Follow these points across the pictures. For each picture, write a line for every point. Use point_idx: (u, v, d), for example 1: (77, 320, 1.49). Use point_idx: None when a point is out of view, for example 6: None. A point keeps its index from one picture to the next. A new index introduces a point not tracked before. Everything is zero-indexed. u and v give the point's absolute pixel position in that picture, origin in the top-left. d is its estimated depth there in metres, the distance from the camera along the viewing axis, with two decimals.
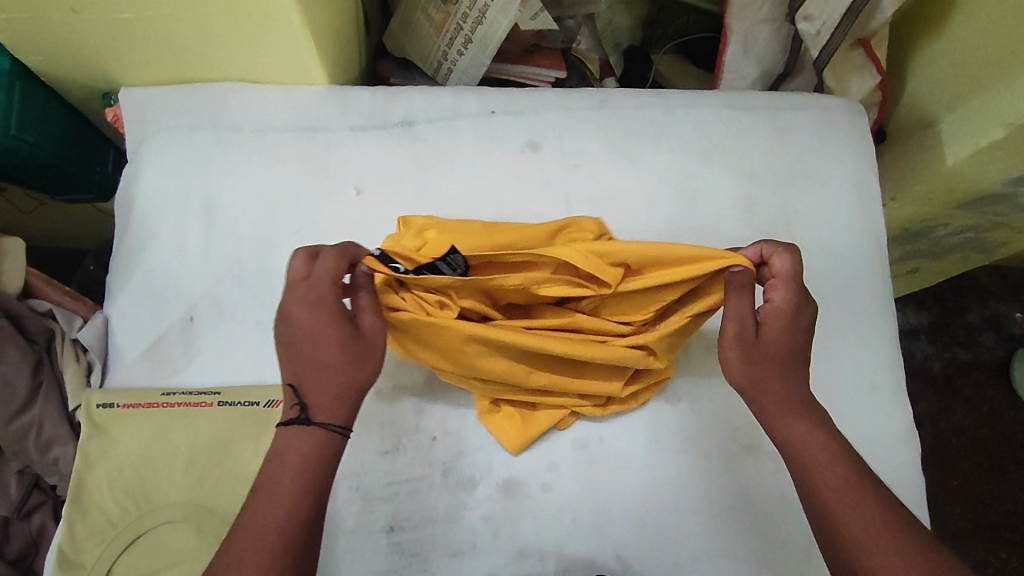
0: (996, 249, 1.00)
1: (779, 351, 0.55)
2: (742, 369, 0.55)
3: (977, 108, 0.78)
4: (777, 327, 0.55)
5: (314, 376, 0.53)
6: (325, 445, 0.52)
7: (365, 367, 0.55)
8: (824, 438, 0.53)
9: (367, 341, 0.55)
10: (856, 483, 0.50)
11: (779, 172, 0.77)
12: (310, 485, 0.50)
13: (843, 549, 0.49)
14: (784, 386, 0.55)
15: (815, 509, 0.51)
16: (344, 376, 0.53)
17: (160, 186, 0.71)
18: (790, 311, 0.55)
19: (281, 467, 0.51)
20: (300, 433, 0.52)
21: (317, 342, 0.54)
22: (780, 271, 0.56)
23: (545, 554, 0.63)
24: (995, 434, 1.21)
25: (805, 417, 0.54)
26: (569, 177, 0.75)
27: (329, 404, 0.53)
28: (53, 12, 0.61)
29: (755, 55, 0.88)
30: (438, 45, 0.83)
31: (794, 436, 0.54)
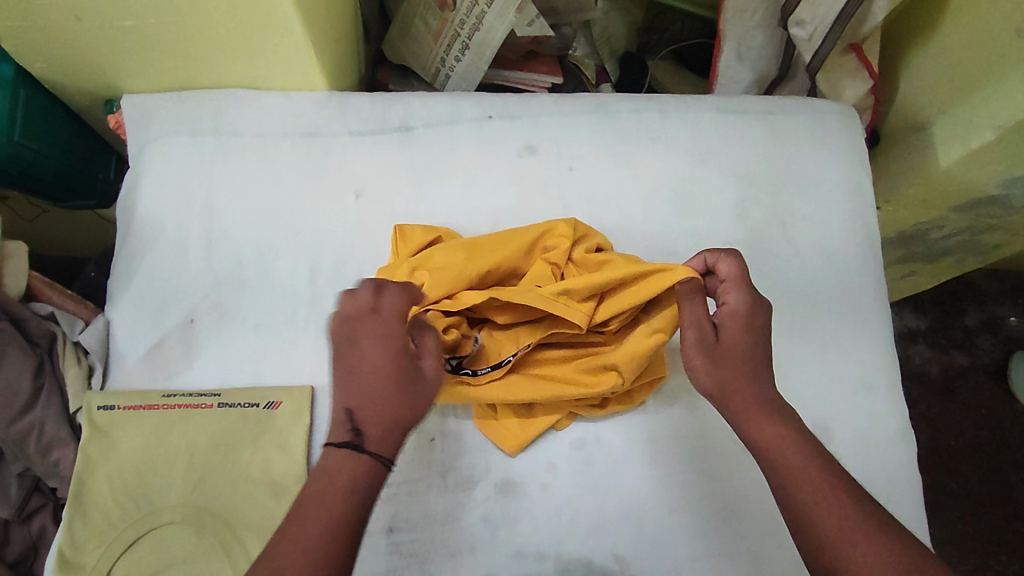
0: (992, 251, 1.01)
1: (741, 353, 0.54)
2: (709, 370, 0.54)
3: (967, 110, 0.79)
4: (735, 328, 0.55)
5: (371, 406, 0.48)
6: (375, 473, 0.47)
7: (422, 408, 0.51)
8: (797, 437, 0.50)
9: (428, 384, 0.51)
10: (831, 482, 0.48)
11: (774, 174, 0.78)
12: (358, 512, 0.45)
13: (822, 555, 0.46)
14: (751, 386, 0.53)
15: (790, 513, 0.48)
16: (404, 411, 0.49)
17: (161, 191, 0.72)
18: (745, 310, 0.56)
19: (327, 481, 0.46)
20: (351, 461, 0.47)
21: (382, 370, 0.49)
22: (729, 275, 0.58)
23: (544, 554, 0.63)
24: (994, 437, 1.21)
25: (777, 416, 0.52)
26: (566, 181, 0.76)
27: (384, 437, 0.48)
28: (57, 20, 0.62)
29: (750, 60, 0.90)
30: (436, 52, 0.85)
31: (766, 437, 0.51)
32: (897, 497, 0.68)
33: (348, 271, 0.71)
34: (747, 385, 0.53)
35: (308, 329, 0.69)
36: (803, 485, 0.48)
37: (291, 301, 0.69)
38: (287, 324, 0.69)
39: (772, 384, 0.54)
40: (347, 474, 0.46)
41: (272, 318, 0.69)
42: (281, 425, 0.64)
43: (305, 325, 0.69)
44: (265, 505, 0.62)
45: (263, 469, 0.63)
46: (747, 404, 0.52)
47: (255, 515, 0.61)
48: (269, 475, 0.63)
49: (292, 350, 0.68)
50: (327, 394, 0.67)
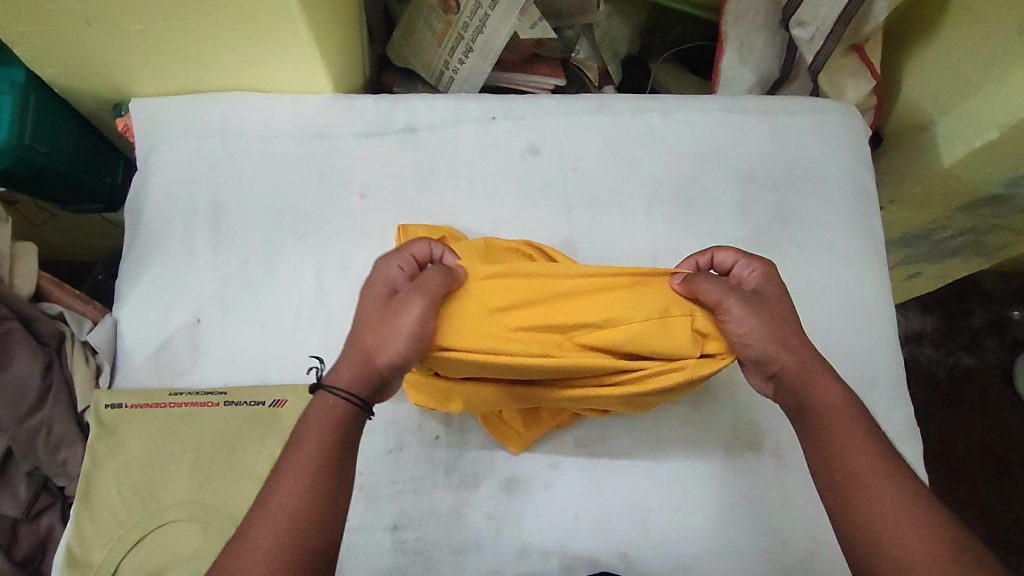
0: (997, 252, 1.01)
1: (785, 312, 0.56)
2: (769, 326, 0.54)
3: (970, 110, 0.80)
4: (776, 291, 0.57)
5: (350, 339, 0.54)
6: (339, 419, 0.49)
7: (388, 339, 0.52)
8: (856, 408, 0.51)
9: (398, 311, 0.52)
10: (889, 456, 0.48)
11: (776, 174, 0.78)
12: (320, 468, 0.47)
13: (870, 514, 0.46)
14: (809, 354, 0.54)
15: (843, 473, 0.49)
16: (367, 339, 0.52)
17: (169, 193, 0.73)
18: (773, 277, 0.58)
19: (292, 446, 0.48)
20: (324, 408, 0.49)
21: (362, 304, 0.55)
22: (732, 259, 0.60)
23: (549, 551, 0.63)
24: (1002, 439, 1.20)
25: (837, 386, 0.53)
26: (569, 181, 0.76)
27: (351, 371, 0.51)
28: (68, 25, 0.63)
29: (752, 62, 0.90)
30: (439, 55, 0.85)
31: (827, 401, 0.52)
32: None
33: (353, 271, 0.71)
34: (804, 351, 0.54)
35: (313, 328, 0.69)
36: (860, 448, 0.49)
37: (296, 301, 0.70)
38: (292, 323, 0.69)
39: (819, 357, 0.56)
40: (313, 429, 0.48)
41: (278, 317, 0.69)
42: (286, 422, 0.65)
43: (310, 325, 0.69)
44: None
45: (269, 467, 0.63)
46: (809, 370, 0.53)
47: None
48: None
49: (297, 349, 0.68)
50: None
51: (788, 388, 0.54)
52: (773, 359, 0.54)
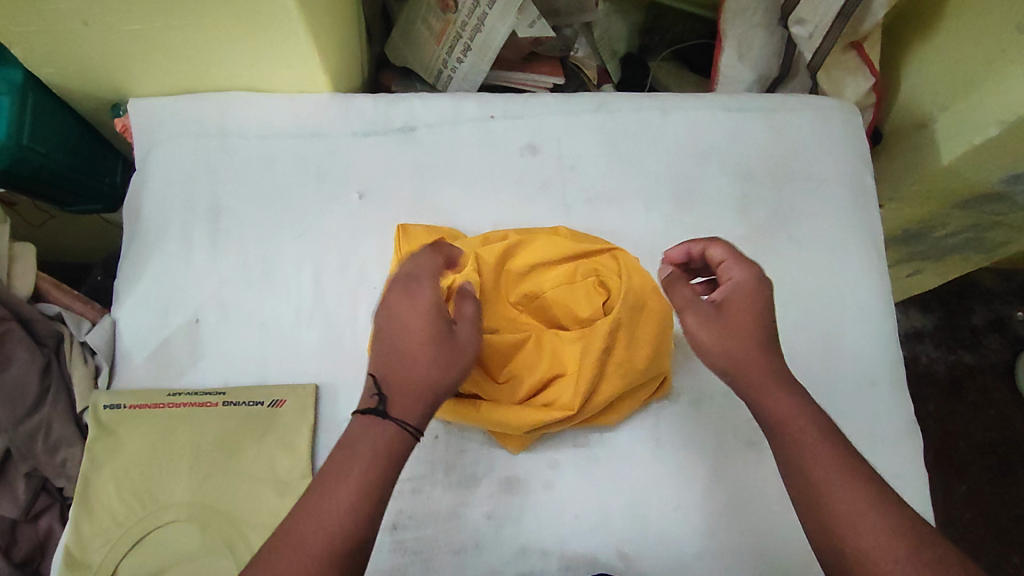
0: (998, 250, 1.01)
1: (749, 324, 0.54)
2: (720, 341, 0.54)
3: (969, 108, 0.79)
4: (746, 299, 0.55)
5: (396, 363, 0.51)
6: (396, 443, 0.48)
7: (452, 371, 0.52)
8: (811, 412, 0.51)
9: (460, 346, 0.53)
10: (846, 459, 0.48)
11: (776, 172, 0.78)
12: (380, 479, 0.46)
13: (832, 524, 0.47)
14: (762, 363, 0.53)
15: (800, 482, 0.49)
16: (423, 374, 0.51)
17: (167, 193, 0.73)
18: (750, 283, 0.55)
19: (343, 460, 0.47)
20: (373, 426, 0.48)
21: (406, 329, 0.52)
22: (723, 257, 0.58)
23: (548, 551, 0.63)
24: (1003, 437, 1.20)
25: (791, 393, 0.52)
26: (568, 179, 0.76)
27: (407, 401, 0.50)
28: (65, 25, 0.63)
29: (750, 59, 0.90)
30: (438, 54, 0.85)
31: (778, 412, 0.51)
32: (904, 494, 0.67)
33: (352, 271, 0.71)
34: (761, 358, 0.53)
35: (312, 328, 0.69)
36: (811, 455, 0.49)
37: (294, 300, 0.70)
38: (291, 323, 0.69)
39: (783, 362, 0.54)
40: (374, 444, 0.48)
41: (277, 317, 0.69)
42: (285, 423, 0.65)
43: (309, 325, 0.69)
44: (270, 503, 0.62)
45: (268, 467, 0.63)
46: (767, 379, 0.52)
47: (260, 513, 0.62)
48: (274, 473, 0.63)
49: (296, 349, 0.68)
50: (330, 392, 0.67)
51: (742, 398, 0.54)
52: (719, 369, 0.54)
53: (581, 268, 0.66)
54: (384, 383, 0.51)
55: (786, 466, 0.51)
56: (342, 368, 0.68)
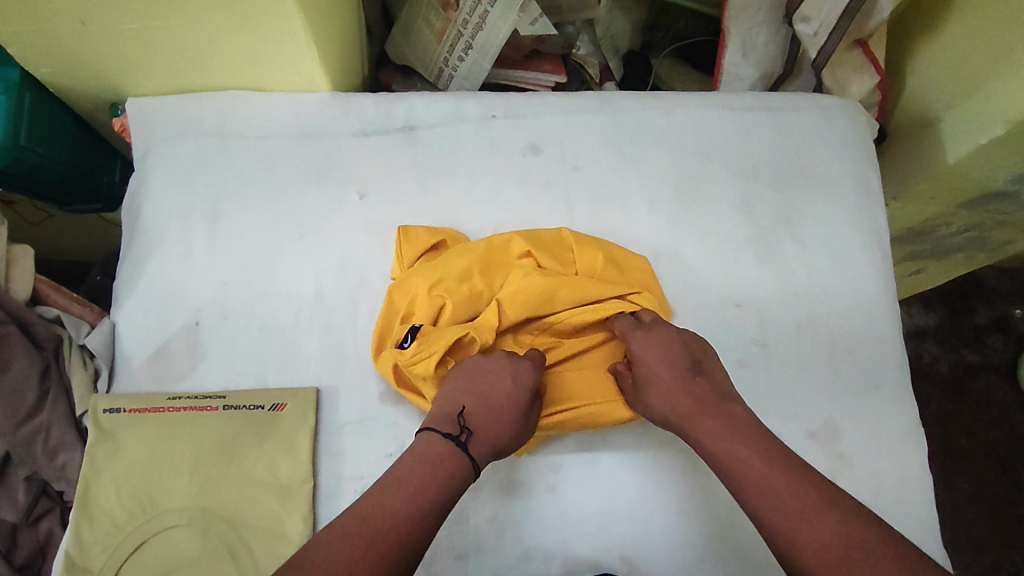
0: (1002, 249, 1.00)
1: (657, 377, 0.59)
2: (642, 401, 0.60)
3: (973, 106, 0.78)
4: (649, 354, 0.61)
5: (485, 416, 0.57)
6: (463, 475, 0.53)
7: (515, 445, 0.59)
8: (746, 432, 0.54)
9: (527, 429, 0.60)
10: (781, 471, 0.50)
11: (780, 171, 0.77)
12: (434, 502, 0.50)
13: (779, 539, 0.47)
14: (682, 403, 0.57)
15: (746, 503, 0.50)
16: (502, 438, 0.57)
17: (166, 194, 0.72)
18: (646, 343, 0.62)
19: (425, 471, 0.51)
20: (451, 453, 0.54)
21: (500, 392, 0.58)
22: (623, 327, 0.65)
23: (550, 555, 0.63)
24: (1006, 437, 1.20)
25: (721, 416, 0.55)
26: (570, 179, 0.75)
27: (483, 446, 0.56)
28: (62, 24, 0.62)
29: (755, 57, 0.89)
30: (439, 52, 0.85)
31: (708, 443, 0.54)
32: (907, 498, 0.67)
33: (352, 273, 0.71)
34: (677, 405, 0.57)
35: (313, 330, 0.68)
36: (747, 471, 0.51)
37: (295, 303, 0.69)
38: (291, 325, 0.69)
39: (706, 391, 0.57)
40: (453, 467, 0.53)
41: (278, 319, 0.69)
42: (286, 426, 0.64)
43: (310, 327, 0.68)
44: (270, 508, 0.62)
45: (269, 471, 0.63)
46: (691, 402, 0.57)
47: (261, 518, 0.61)
48: (274, 478, 0.63)
49: (297, 352, 0.68)
50: (331, 395, 0.66)
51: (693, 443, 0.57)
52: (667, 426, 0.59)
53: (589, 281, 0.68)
54: (471, 424, 0.56)
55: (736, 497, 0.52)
56: (343, 372, 0.67)
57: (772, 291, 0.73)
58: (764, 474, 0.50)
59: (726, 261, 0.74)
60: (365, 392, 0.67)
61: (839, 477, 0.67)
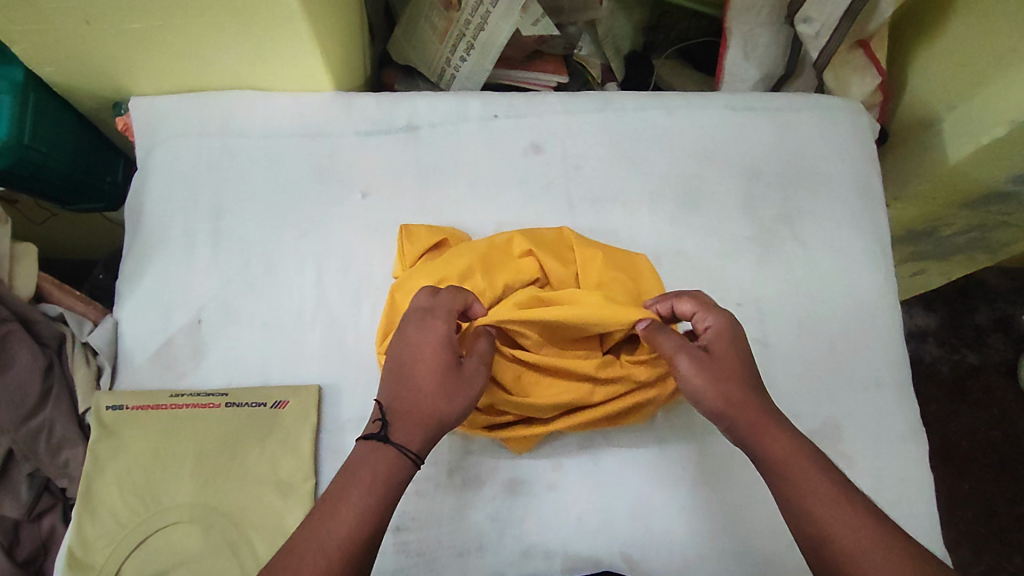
0: (1003, 250, 1.00)
1: (733, 367, 0.55)
2: (709, 387, 0.54)
3: (973, 107, 0.79)
4: (725, 345, 0.56)
5: (403, 395, 0.52)
6: (397, 470, 0.49)
7: (459, 405, 0.52)
8: (813, 459, 0.50)
9: (467, 378, 0.53)
10: (849, 505, 0.47)
11: (781, 171, 0.77)
12: (378, 507, 0.47)
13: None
14: (757, 406, 0.53)
15: (810, 528, 0.47)
16: (435, 404, 0.51)
17: (169, 193, 0.72)
18: (726, 331, 0.57)
19: (347, 480, 0.48)
20: (377, 452, 0.49)
21: (414, 362, 0.53)
22: (693, 308, 0.59)
23: (551, 553, 0.63)
24: (1008, 437, 1.20)
25: (789, 434, 0.52)
26: (572, 179, 0.75)
27: (411, 429, 0.51)
28: (66, 24, 0.62)
29: (756, 59, 0.88)
30: (441, 52, 0.85)
31: (779, 453, 0.51)
32: (909, 497, 0.67)
33: (354, 272, 0.71)
34: (753, 405, 0.53)
35: (315, 328, 0.69)
36: (819, 503, 0.47)
37: (298, 301, 0.69)
38: (293, 324, 0.69)
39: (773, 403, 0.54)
40: (376, 467, 0.48)
41: (280, 318, 0.69)
42: (288, 424, 0.64)
43: (311, 326, 0.69)
44: (272, 504, 0.62)
45: (271, 469, 0.63)
46: (759, 410, 0.53)
47: (262, 515, 0.62)
48: (276, 475, 0.63)
49: (299, 350, 0.68)
50: (333, 393, 0.67)
51: (741, 443, 0.53)
52: (722, 417, 0.53)
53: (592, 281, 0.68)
54: (390, 410, 0.52)
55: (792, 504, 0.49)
56: (346, 369, 0.68)
57: (774, 290, 0.73)
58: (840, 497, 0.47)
59: (727, 260, 0.74)
60: (367, 390, 0.67)
61: None
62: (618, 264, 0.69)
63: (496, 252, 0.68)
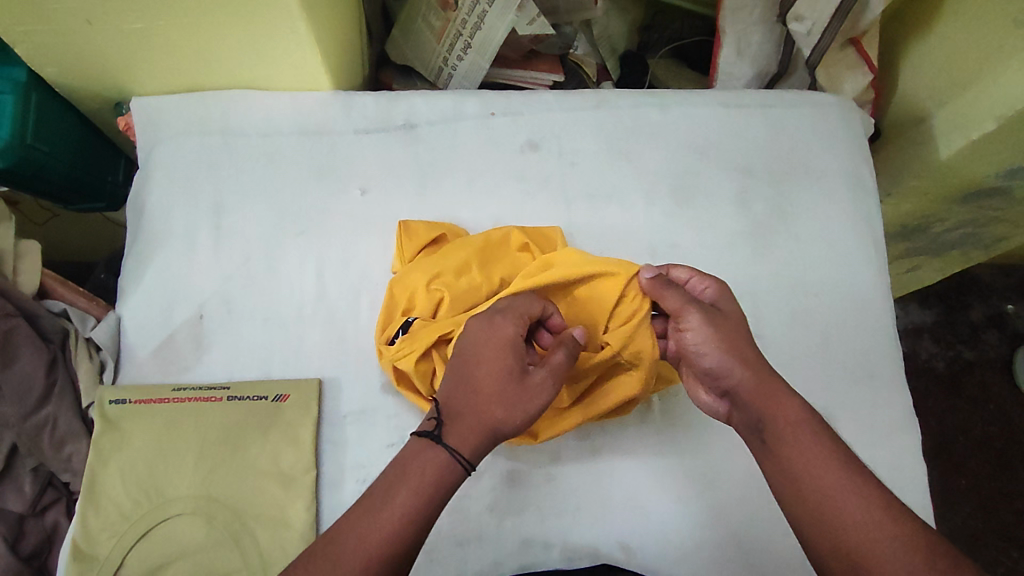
0: (996, 245, 1.01)
1: (737, 324, 0.56)
2: (719, 342, 0.54)
3: (963, 103, 0.80)
4: (730, 310, 0.57)
5: (463, 397, 0.52)
6: (446, 473, 0.50)
7: (518, 417, 0.52)
8: (819, 426, 0.50)
9: (531, 391, 0.53)
10: (853, 472, 0.47)
11: (774, 167, 0.78)
12: (422, 509, 0.48)
13: (835, 539, 0.46)
14: (766, 368, 0.53)
15: (813, 488, 0.47)
16: (493, 412, 0.52)
17: (171, 191, 0.73)
18: (725, 294, 0.58)
19: (394, 477, 0.49)
20: (428, 452, 0.50)
21: (477, 365, 0.53)
22: (687, 275, 0.61)
23: (550, 543, 0.64)
24: (1003, 432, 1.21)
25: (796, 397, 0.51)
26: (567, 175, 0.76)
27: (466, 434, 0.51)
28: (70, 24, 0.63)
29: (749, 56, 0.90)
30: (438, 52, 0.86)
31: (787, 414, 0.50)
32: (902, 486, 0.68)
33: (354, 267, 0.72)
34: (762, 366, 0.53)
35: (316, 322, 0.70)
36: (825, 467, 0.47)
37: (298, 296, 0.70)
38: (294, 319, 0.70)
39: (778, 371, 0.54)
40: (426, 472, 0.49)
41: (280, 313, 0.70)
42: (289, 417, 0.65)
43: (311, 321, 0.70)
44: (274, 496, 0.63)
45: (272, 461, 0.64)
46: (765, 374, 0.53)
47: (264, 506, 0.62)
48: (278, 467, 0.64)
49: (299, 345, 0.69)
50: (333, 386, 0.68)
51: (744, 401, 0.52)
52: (729, 374, 0.53)
53: None
54: (448, 411, 0.52)
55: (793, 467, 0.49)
56: (346, 363, 0.68)
57: (768, 283, 0.74)
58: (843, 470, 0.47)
59: (721, 254, 0.75)
60: (367, 383, 0.68)
61: None
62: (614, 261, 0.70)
63: (492, 249, 0.69)
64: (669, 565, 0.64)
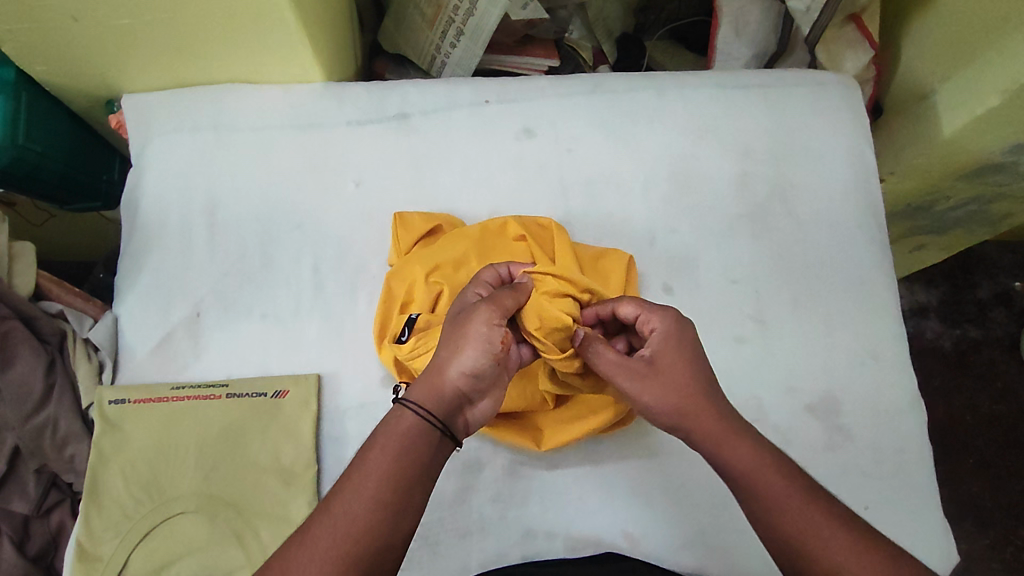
0: (1002, 222, 0.99)
1: (681, 370, 0.52)
2: (655, 398, 0.51)
3: (969, 78, 0.78)
4: (673, 347, 0.53)
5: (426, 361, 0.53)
6: (419, 431, 0.48)
7: (455, 348, 0.50)
8: (773, 462, 0.48)
9: (466, 321, 0.51)
10: (817, 509, 0.45)
11: (773, 148, 0.77)
12: (404, 480, 0.46)
13: None
14: (713, 414, 0.50)
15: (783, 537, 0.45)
16: (439, 353, 0.51)
17: (164, 188, 0.73)
18: (672, 333, 0.53)
19: (372, 444, 0.47)
20: (397, 415, 0.48)
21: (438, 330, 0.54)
22: (634, 311, 0.55)
23: (553, 533, 0.64)
24: (1011, 410, 1.20)
25: (749, 439, 0.49)
26: (564, 162, 0.75)
27: (419, 383, 0.50)
28: (54, 21, 0.63)
29: (747, 36, 0.88)
30: (431, 39, 0.85)
31: (744, 463, 0.48)
32: (906, 468, 0.67)
33: (350, 261, 0.71)
34: (709, 412, 0.50)
35: (312, 318, 0.69)
36: (792, 510, 0.45)
37: (295, 292, 0.70)
38: (291, 314, 0.69)
39: (732, 406, 0.51)
40: (383, 435, 0.47)
41: (277, 309, 0.69)
42: (289, 413, 0.65)
43: (310, 317, 0.69)
44: (276, 493, 0.63)
45: (272, 457, 0.64)
46: (710, 428, 0.50)
47: (267, 503, 0.62)
48: (279, 463, 0.64)
49: (297, 340, 0.69)
50: (332, 382, 0.67)
51: (704, 451, 0.50)
52: (676, 428, 0.51)
53: (590, 263, 0.67)
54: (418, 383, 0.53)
55: (760, 521, 0.47)
56: (344, 358, 0.68)
57: (767, 266, 0.73)
58: (795, 507, 0.45)
59: (720, 238, 0.74)
60: (367, 377, 0.68)
61: (837, 449, 0.67)
62: (615, 250, 0.69)
63: (489, 241, 0.68)
64: (672, 553, 0.64)
